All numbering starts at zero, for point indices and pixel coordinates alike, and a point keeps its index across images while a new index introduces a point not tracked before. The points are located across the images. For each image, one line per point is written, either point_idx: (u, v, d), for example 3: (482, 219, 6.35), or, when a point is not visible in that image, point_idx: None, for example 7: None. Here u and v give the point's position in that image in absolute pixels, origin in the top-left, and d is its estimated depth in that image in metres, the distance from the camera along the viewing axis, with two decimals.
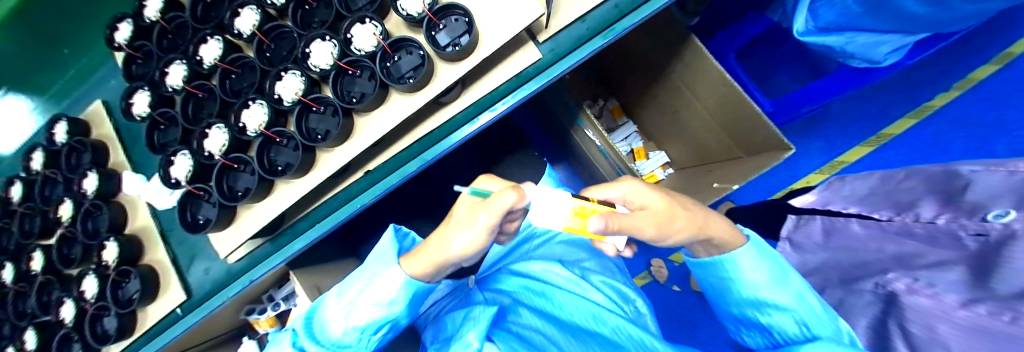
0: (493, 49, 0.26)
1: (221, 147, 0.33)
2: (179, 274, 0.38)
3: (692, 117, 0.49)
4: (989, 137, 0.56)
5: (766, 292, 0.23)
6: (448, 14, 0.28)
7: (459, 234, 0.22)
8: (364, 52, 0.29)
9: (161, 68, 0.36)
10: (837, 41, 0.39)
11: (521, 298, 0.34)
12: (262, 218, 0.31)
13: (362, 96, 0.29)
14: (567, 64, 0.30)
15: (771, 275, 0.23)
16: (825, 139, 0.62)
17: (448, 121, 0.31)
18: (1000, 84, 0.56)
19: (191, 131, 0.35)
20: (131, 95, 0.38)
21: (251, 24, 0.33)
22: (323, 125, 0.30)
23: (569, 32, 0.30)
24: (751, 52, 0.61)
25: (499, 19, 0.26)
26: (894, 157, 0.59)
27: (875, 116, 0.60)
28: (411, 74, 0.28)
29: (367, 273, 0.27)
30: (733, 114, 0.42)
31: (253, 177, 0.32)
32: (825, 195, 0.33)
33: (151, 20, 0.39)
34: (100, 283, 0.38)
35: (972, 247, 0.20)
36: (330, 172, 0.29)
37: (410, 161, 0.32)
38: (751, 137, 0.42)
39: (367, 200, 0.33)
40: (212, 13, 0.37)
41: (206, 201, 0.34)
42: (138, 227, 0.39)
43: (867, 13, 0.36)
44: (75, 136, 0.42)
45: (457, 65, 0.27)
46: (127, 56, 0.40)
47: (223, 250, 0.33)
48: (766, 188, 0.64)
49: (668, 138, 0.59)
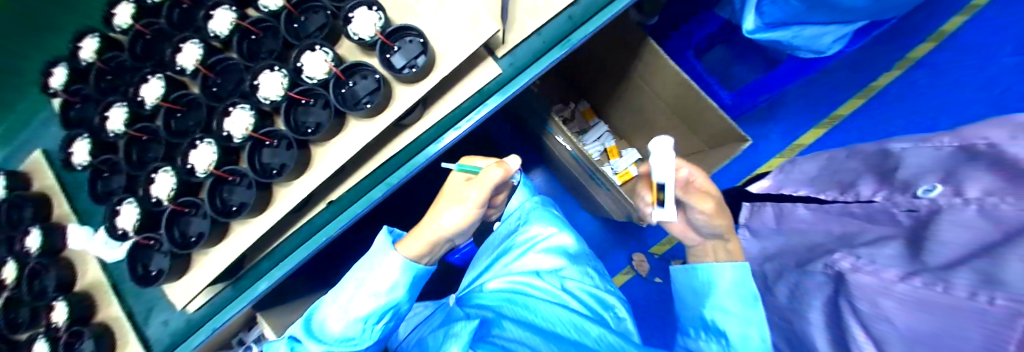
0: (449, 69, 0.26)
1: (168, 190, 0.31)
2: (137, 328, 0.36)
3: (656, 114, 0.51)
4: (930, 112, 0.59)
5: (730, 302, 0.27)
6: (402, 35, 0.28)
7: (452, 208, 0.32)
8: (317, 80, 0.28)
9: (101, 113, 0.34)
10: (785, 35, 0.41)
11: (505, 311, 0.34)
12: (216, 266, 0.30)
13: (317, 126, 0.29)
14: (524, 81, 0.31)
15: (739, 295, 0.26)
16: (783, 123, 0.64)
17: (411, 143, 0.30)
18: (935, 63, 0.59)
19: (137, 175, 0.34)
20: (70, 144, 0.36)
21: (194, 59, 0.31)
22: (277, 159, 0.29)
23: (525, 47, 0.29)
24: (708, 48, 0.63)
25: (453, 39, 0.26)
26: (846, 137, 0.61)
27: (824, 100, 0.63)
28: (366, 98, 0.28)
29: (362, 273, 0.30)
30: (693, 112, 0.43)
31: (205, 221, 0.30)
32: (779, 179, 0.35)
33: (86, 62, 0.36)
34: (51, 347, 0.36)
35: (906, 222, 0.20)
36: (289, 207, 0.28)
37: (377, 186, 0.32)
38: (712, 131, 0.44)
39: (332, 233, 0.33)
40: (153, 50, 0.35)
41: (157, 250, 0.32)
42: (89, 282, 0.37)
43: (808, 9, 0.38)
44: (14, 190, 0.39)
45: (414, 87, 0.27)
46: (63, 102, 0.38)
47: (179, 301, 0.31)
48: (732, 176, 0.65)
49: (636, 134, 0.60)
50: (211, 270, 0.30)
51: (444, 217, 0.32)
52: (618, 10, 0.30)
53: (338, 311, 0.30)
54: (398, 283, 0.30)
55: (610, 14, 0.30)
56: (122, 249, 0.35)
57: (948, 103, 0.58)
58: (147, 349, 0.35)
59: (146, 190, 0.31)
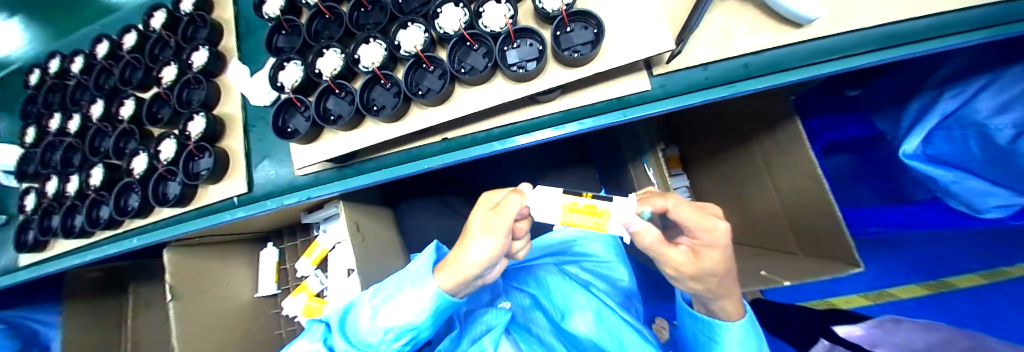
0: (438, 120, 0.43)
1: (199, 130, 0.52)
2: (239, 194, 0.51)
3: (749, 173, 0.77)
4: (915, 271, 0.75)
5: (584, 296, 0.55)
6: (414, 70, 0.44)
7: (490, 228, 0.31)
8: (368, 69, 0.44)
9: (156, 147, 0.54)
10: (590, 270, 0.61)
11: (490, 319, 0.49)
12: (218, 195, 0.51)
13: (339, 116, 0.45)
14: (478, 151, 0.47)
15: (614, 256, 0.61)
16: (874, 268, 0.79)
17: (395, 161, 0.49)
18: (921, 235, 0.77)
19: (191, 156, 0.52)
20: (134, 168, 0.56)
21: (293, 79, 0.46)
22: (303, 119, 0.47)
23: (551, 118, 0.47)
24: (718, 163, 0.88)
25: (439, 113, 0.44)
26: (886, 274, 0.77)
27: (884, 247, 0.79)
28: (539, 46, 0.43)
29: (409, 286, 0.38)
30: (556, 146, 0.79)
31: (299, 123, 0.47)
32: (870, 337, 0.49)
33: (179, 133, 0.54)
34: (144, 199, 0.53)
35: (683, 258, 0.31)
36: (325, 146, 0.45)
37: (390, 167, 0.49)
38: (820, 248, 0.62)
39: (365, 181, 0.49)
40: (316, 39, 0.48)
41: (202, 158, 0.52)
42: (205, 202, 0.52)
43: (577, 289, 0.56)
44: (157, 175, 0.53)
45: (394, 125, 0.44)
46: (88, 158, 0.62)
47: (220, 190, 0.51)
48: (799, 292, 0.82)
49: (716, 152, 0.86)
50: (311, 150, 0.46)
51: (474, 249, 0.32)
52: (652, 112, 0.44)
53: (369, 316, 0.38)
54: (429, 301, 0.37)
55: (588, 107, 0.45)
56: (209, 162, 0.52)
57: (979, 248, 0.71)
58: (245, 190, 0.51)
59: (187, 128, 0.52)
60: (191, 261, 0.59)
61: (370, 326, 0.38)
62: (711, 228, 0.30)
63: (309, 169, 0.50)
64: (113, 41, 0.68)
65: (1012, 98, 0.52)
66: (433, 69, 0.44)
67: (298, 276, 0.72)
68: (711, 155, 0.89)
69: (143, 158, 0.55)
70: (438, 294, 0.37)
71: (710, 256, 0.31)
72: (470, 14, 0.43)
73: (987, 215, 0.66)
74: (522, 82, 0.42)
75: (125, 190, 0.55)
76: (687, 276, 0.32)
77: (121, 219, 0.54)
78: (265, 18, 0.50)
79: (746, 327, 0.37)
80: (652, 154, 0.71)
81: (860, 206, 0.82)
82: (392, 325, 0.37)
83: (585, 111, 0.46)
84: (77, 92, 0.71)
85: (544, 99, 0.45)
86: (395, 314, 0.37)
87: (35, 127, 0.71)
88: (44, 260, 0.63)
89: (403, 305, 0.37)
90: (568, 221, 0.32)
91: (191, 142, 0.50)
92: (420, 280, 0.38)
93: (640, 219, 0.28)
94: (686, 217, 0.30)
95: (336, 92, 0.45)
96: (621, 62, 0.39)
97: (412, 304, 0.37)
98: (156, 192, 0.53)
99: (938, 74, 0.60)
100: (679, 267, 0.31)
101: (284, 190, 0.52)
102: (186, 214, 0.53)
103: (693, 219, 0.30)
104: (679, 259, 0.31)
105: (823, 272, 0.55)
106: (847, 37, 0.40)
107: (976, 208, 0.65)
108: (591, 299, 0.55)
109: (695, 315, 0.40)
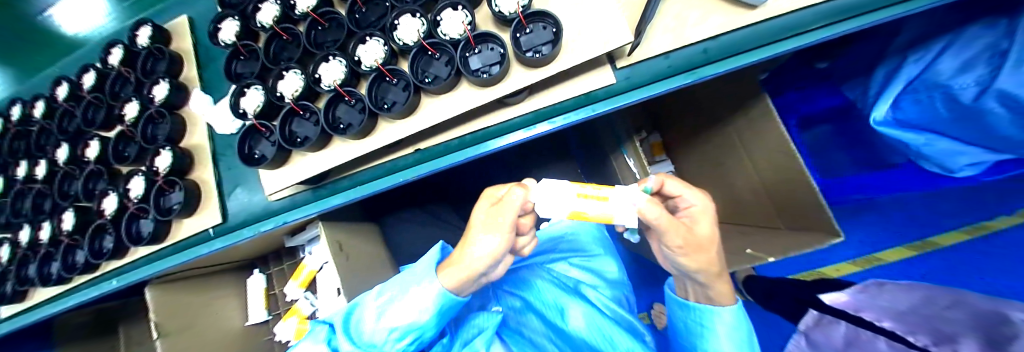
0: (406, 132, 0.43)
1: (166, 164, 0.50)
2: (216, 224, 0.50)
3: (728, 154, 0.78)
4: (900, 233, 0.77)
5: (575, 299, 0.56)
6: (377, 84, 0.44)
7: (498, 227, 0.28)
8: (330, 87, 0.43)
9: (125, 186, 0.53)
10: (580, 266, 0.61)
11: (481, 323, 0.48)
12: (192, 229, 0.50)
13: (306, 137, 0.44)
14: (450, 161, 0.46)
15: (605, 251, 0.62)
16: (860, 234, 0.80)
17: (370, 176, 0.49)
18: (902, 199, 0.78)
19: (162, 191, 0.51)
20: (105, 209, 0.55)
21: (256, 105, 0.46)
22: (269, 144, 0.46)
23: (521, 119, 0.46)
24: (699, 147, 0.88)
25: (406, 125, 0.43)
26: (874, 238, 0.79)
27: (868, 213, 0.81)
28: (500, 49, 0.42)
29: (412, 285, 0.36)
30: (536, 145, 0.79)
31: (267, 148, 0.46)
32: (863, 304, 0.49)
33: (147, 169, 0.53)
34: (118, 240, 0.52)
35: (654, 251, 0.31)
36: (296, 168, 0.45)
37: (365, 184, 0.48)
38: (802, 221, 0.62)
39: (339, 201, 0.48)
40: (276, 62, 0.47)
41: (173, 193, 0.51)
42: (180, 237, 0.51)
43: (567, 291, 0.57)
44: (128, 214, 0.52)
45: (362, 142, 0.44)
46: (58, 203, 0.60)
47: (194, 223, 0.50)
48: (790, 265, 0.83)
49: (695, 136, 0.87)
50: (282, 174, 0.45)
51: (478, 246, 0.29)
52: (620, 105, 0.44)
53: (372, 318, 0.37)
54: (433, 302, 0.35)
55: (557, 105, 0.45)
56: (181, 195, 0.51)
57: (956, 206, 0.74)
58: (222, 220, 0.50)
59: (154, 164, 0.51)
60: (174, 297, 0.58)
61: (374, 328, 0.36)
62: (700, 196, 0.32)
63: (282, 193, 0.49)
64: (74, 82, 0.67)
65: (974, 57, 0.52)
66: (396, 82, 0.44)
67: (288, 300, 0.72)
68: (691, 140, 0.90)
69: (113, 198, 0.54)
70: (443, 293, 0.34)
71: (705, 224, 0.31)
72: (427, 24, 0.43)
73: (960, 174, 0.67)
74: (486, 87, 0.42)
75: (97, 232, 0.54)
76: (686, 251, 0.31)
77: (96, 262, 0.53)
78: (221, 44, 0.49)
79: (737, 314, 0.37)
80: (631, 145, 0.71)
81: (839, 175, 0.84)
82: (397, 325, 0.36)
83: (553, 110, 0.46)
84: (42, 137, 0.68)
85: (511, 101, 0.44)
86: (398, 315, 0.35)
87: (2, 176, 0.69)
88: (23, 311, 0.62)
89: (406, 307, 0.35)
90: (577, 214, 0.28)
91: (159, 178, 0.49)
92: (423, 277, 0.36)
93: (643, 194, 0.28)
94: (678, 191, 0.32)
95: (300, 114, 0.45)
96: (581, 59, 0.39)
97: (416, 305, 0.35)
98: (129, 231, 0.52)
99: (900, 41, 0.61)
100: (675, 247, 0.31)
101: (260, 216, 0.51)
102: (162, 251, 0.53)
103: (682, 191, 0.32)
104: (682, 239, 0.30)
105: (805, 246, 0.56)
106: (801, 13, 0.40)
107: (948, 168, 0.66)
108: (582, 301, 0.56)
109: (685, 305, 0.40)
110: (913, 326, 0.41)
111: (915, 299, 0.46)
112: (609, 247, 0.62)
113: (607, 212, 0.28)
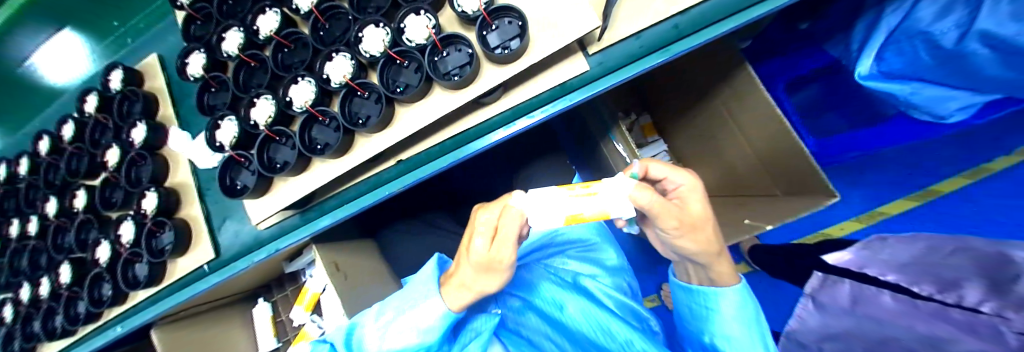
0: (384, 145, 0.43)
1: (152, 205, 0.50)
2: (212, 258, 0.50)
3: (717, 126, 0.77)
4: (900, 184, 0.77)
5: (573, 295, 0.57)
6: (349, 100, 0.43)
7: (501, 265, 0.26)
8: (302, 109, 0.43)
9: (116, 232, 0.53)
10: (579, 257, 0.61)
11: (481, 327, 0.48)
12: (188, 267, 0.50)
13: (285, 162, 0.44)
14: (432, 169, 0.46)
15: (603, 241, 0.61)
16: (859, 192, 0.79)
17: (354, 194, 0.49)
18: (897, 149, 0.78)
19: (153, 233, 0.51)
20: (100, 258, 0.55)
21: (231, 136, 0.45)
22: (249, 173, 0.46)
23: (499, 117, 0.46)
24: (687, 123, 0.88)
25: (383, 138, 0.43)
26: (875, 193, 0.78)
27: (864, 169, 0.80)
28: (468, 50, 0.42)
29: (411, 305, 0.35)
30: (523, 141, 0.79)
31: (248, 178, 0.46)
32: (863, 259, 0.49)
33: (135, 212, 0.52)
34: (115, 287, 0.52)
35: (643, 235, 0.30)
36: (280, 194, 0.45)
37: (349, 203, 0.48)
38: (798, 186, 0.62)
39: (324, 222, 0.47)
40: (247, 90, 0.47)
41: (164, 234, 0.51)
42: (178, 275, 0.51)
43: (565, 287, 0.57)
44: (121, 260, 0.52)
45: (341, 161, 0.43)
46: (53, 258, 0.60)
47: (189, 261, 0.50)
48: (795, 230, 0.82)
49: (683, 113, 0.86)
50: (268, 202, 0.45)
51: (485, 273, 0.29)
52: (593, 92, 0.43)
53: (374, 339, 0.37)
54: (434, 324, 0.35)
55: (534, 100, 0.44)
56: (172, 234, 0.50)
57: (948, 149, 0.74)
58: (215, 254, 0.50)
59: (141, 206, 0.51)
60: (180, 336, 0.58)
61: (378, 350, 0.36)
62: (686, 176, 0.30)
63: (268, 221, 0.49)
64: (54, 135, 0.66)
65: None
66: (368, 95, 0.43)
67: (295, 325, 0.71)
68: (680, 117, 0.89)
69: (106, 246, 0.54)
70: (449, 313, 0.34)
71: (694, 200, 0.30)
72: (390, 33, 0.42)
73: (952, 120, 0.67)
74: (458, 90, 0.41)
75: (94, 282, 0.54)
76: (681, 232, 0.29)
77: (97, 311, 0.53)
78: (189, 79, 0.49)
79: (740, 295, 0.36)
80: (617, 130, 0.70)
81: (834, 134, 0.81)
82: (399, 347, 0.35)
83: (529, 105, 0.45)
84: (31, 193, 0.69)
85: (487, 101, 0.44)
86: (401, 336, 0.35)
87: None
88: None
89: (408, 328, 0.35)
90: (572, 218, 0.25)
91: (148, 220, 0.49)
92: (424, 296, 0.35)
93: (633, 182, 0.25)
94: (664, 174, 0.31)
95: (276, 139, 0.45)
96: (548, 50, 0.38)
97: (420, 324, 0.35)
98: (124, 277, 0.52)
99: None
100: (672, 230, 0.29)
101: (251, 247, 0.51)
102: (161, 292, 0.53)
103: (663, 171, 0.31)
104: (676, 219, 0.27)
105: (803, 209, 0.55)
106: None
107: (940, 115, 0.66)
108: (582, 298, 0.56)
109: (688, 288, 0.39)
110: (916, 277, 0.41)
111: (918, 252, 0.45)
112: (608, 237, 0.61)
113: (601, 209, 0.25)
